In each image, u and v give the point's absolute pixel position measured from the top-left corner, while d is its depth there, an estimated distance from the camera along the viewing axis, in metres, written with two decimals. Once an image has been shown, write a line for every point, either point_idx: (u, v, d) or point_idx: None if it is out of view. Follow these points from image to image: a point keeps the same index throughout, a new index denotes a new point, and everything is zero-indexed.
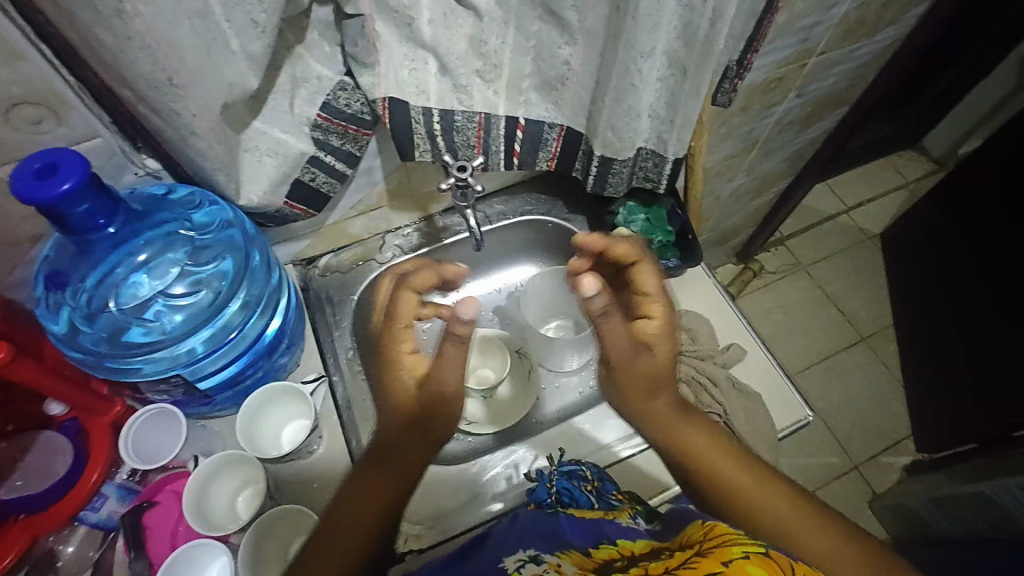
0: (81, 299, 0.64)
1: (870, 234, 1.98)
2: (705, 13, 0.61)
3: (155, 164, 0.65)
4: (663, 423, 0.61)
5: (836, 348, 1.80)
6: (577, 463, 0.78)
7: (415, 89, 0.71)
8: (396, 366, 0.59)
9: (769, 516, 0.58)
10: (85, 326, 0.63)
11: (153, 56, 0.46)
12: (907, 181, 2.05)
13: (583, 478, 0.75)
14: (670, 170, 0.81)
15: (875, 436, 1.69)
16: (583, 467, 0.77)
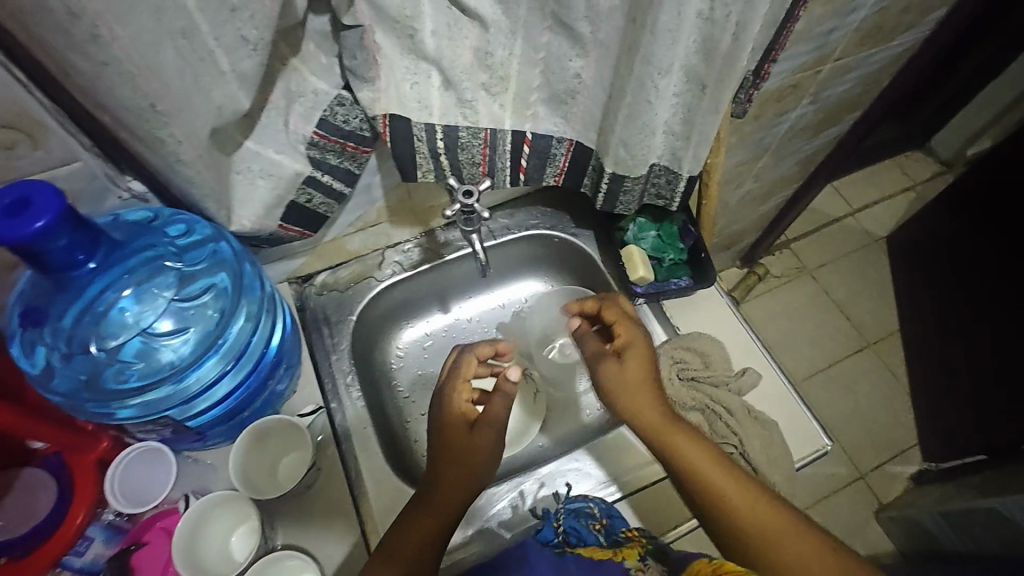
0: (60, 339, 0.59)
1: (876, 237, 1.93)
2: (728, 28, 0.57)
3: (140, 185, 0.62)
4: (652, 426, 0.66)
5: (842, 355, 1.77)
6: (584, 498, 0.74)
7: (417, 105, 0.67)
8: (452, 408, 0.65)
9: (762, 536, 0.60)
10: (65, 368, 0.59)
11: (133, 83, 0.42)
12: (915, 183, 2.00)
13: (591, 515, 0.71)
14: (683, 187, 0.78)
15: (883, 445, 1.67)
16: (590, 502, 0.73)
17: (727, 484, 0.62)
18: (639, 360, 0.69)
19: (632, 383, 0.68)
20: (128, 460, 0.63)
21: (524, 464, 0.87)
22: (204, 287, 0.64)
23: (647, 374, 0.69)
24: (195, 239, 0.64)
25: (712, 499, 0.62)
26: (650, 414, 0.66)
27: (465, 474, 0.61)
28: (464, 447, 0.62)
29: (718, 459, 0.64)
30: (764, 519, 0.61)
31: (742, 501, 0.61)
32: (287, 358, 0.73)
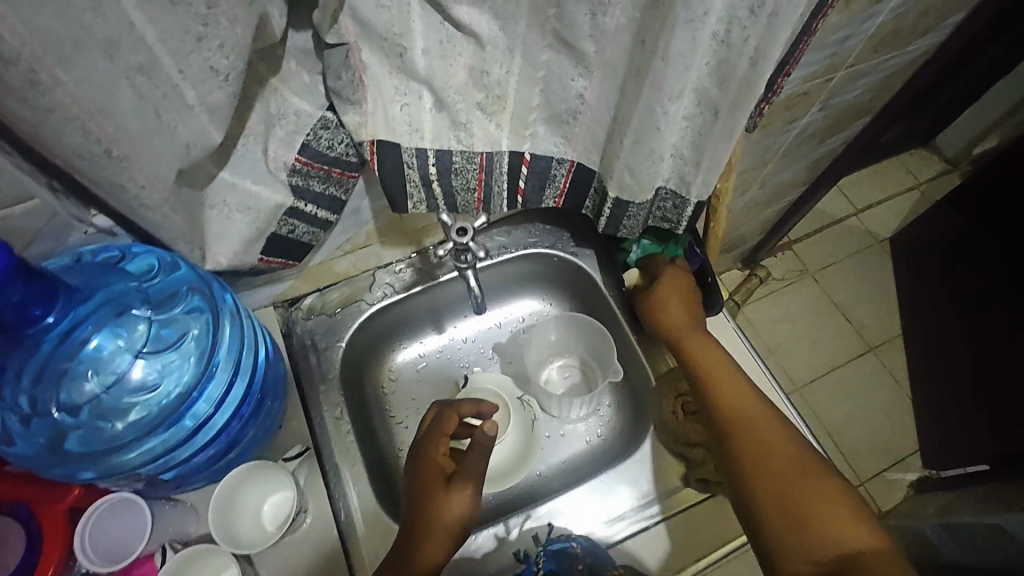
0: (20, 401, 0.54)
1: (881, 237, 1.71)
2: (746, 51, 0.53)
3: (105, 220, 0.57)
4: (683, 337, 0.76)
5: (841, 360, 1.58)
6: (567, 538, 0.71)
7: (408, 128, 0.62)
8: (430, 462, 0.67)
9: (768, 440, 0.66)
10: (27, 431, 0.55)
11: (83, 128, 0.38)
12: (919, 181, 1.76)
13: (573, 556, 0.69)
14: (691, 212, 0.74)
15: (880, 451, 1.48)
16: (573, 542, 0.71)
17: (738, 399, 0.70)
18: (676, 297, 0.79)
19: (661, 299, 0.79)
20: (102, 509, 0.60)
21: (521, 497, 0.83)
22: (178, 330, 0.60)
23: (681, 308, 0.78)
24: (170, 278, 0.61)
25: (727, 411, 0.70)
26: (677, 324, 0.77)
27: (442, 526, 0.62)
28: (443, 498, 0.64)
29: (737, 380, 0.72)
30: (766, 435, 0.67)
31: (752, 416, 0.69)
32: (271, 389, 0.70)
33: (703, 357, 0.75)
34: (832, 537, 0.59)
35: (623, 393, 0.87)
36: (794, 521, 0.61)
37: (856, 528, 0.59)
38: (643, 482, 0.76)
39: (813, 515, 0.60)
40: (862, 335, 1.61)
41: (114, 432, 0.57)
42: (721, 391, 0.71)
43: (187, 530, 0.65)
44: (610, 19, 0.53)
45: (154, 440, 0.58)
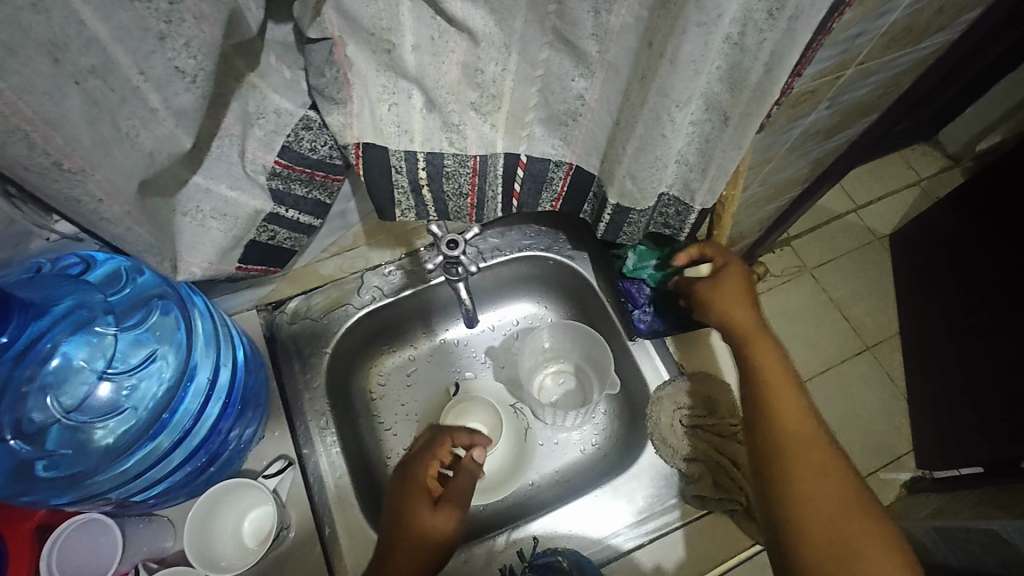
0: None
1: (880, 235, 1.62)
2: (760, 57, 0.49)
3: (69, 227, 0.53)
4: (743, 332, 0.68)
5: (836, 359, 1.49)
6: (552, 552, 0.69)
7: (396, 129, 0.58)
8: (418, 482, 0.65)
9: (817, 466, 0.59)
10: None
11: (28, 141, 0.35)
12: (920, 178, 1.68)
13: (559, 569, 0.66)
14: (695, 218, 0.70)
15: (875, 450, 1.41)
16: (558, 555, 0.68)
17: (792, 411, 0.62)
18: (741, 294, 0.70)
19: (724, 292, 0.70)
20: (68, 532, 0.57)
21: (512, 508, 0.81)
22: (149, 348, 0.57)
23: (740, 305, 0.70)
24: (139, 291, 0.58)
25: (780, 421, 0.62)
26: (737, 319, 0.69)
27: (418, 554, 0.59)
28: (426, 521, 0.62)
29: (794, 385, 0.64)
30: (818, 458, 0.59)
31: (800, 425, 0.61)
32: (253, 394, 0.67)
33: (759, 353, 0.66)
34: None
35: (621, 403, 0.84)
36: (837, 553, 0.55)
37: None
38: (637, 497, 0.74)
39: (859, 553, 0.55)
40: (858, 334, 1.52)
41: (88, 453, 0.54)
42: (777, 396, 0.63)
43: (162, 547, 0.62)
44: (614, 17, 0.49)
45: (129, 460, 0.55)
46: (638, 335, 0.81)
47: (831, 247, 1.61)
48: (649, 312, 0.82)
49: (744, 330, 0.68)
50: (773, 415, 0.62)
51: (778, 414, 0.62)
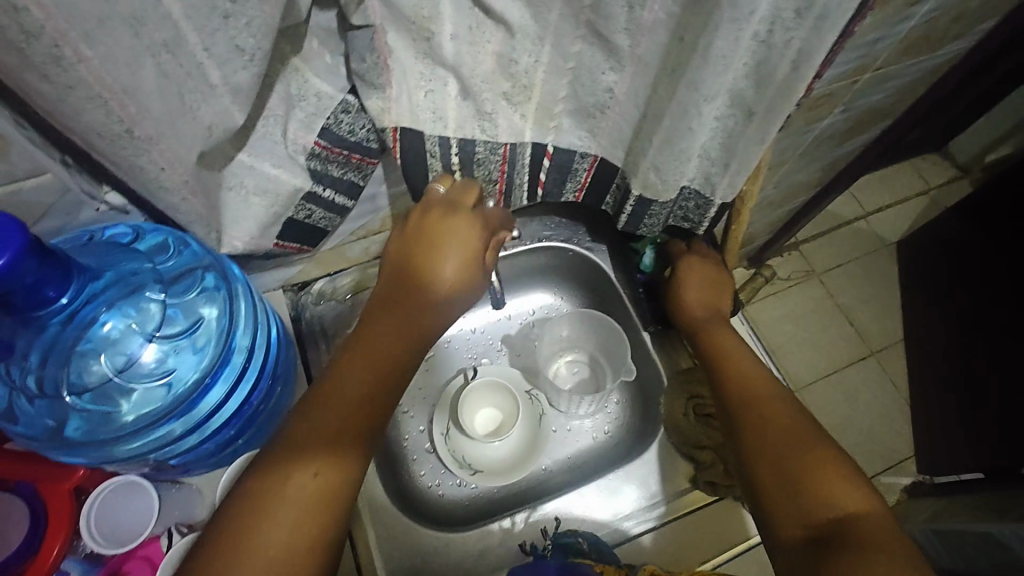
0: (29, 380, 0.54)
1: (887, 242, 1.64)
2: (787, 54, 0.51)
3: (119, 198, 0.56)
4: (705, 326, 0.76)
5: (840, 363, 1.51)
6: (573, 533, 0.71)
7: (431, 115, 0.60)
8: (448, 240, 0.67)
9: (771, 417, 0.62)
10: (37, 413, 0.55)
11: (105, 107, 0.37)
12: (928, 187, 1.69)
13: (578, 550, 0.69)
14: (714, 212, 0.72)
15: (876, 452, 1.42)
16: (579, 537, 0.70)
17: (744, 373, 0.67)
18: (704, 285, 0.79)
19: (687, 281, 0.79)
20: (109, 491, 0.60)
21: (527, 490, 0.83)
22: (191, 321, 0.59)
23: (699, 293, 0.79)
24: (183, 262, 0.60)
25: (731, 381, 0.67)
26: (696, 306, 0.78)
27: (341, 430, 0.52)
28: (355, 391, 0.55)
29: (749, 361, 0.70)
30: (771, 405, 0.63)
31: (760, 390, 0.65)
32: (280, 373, 0.69)
33: (717, 335, 0.74)
34: (829, 498, 0.53)
35: (634, 393, 0.86)
36: (792, 486, 0.55)
37: (851, 495, 0.53)
38: (650, 482, 0.76)
39: (807, 475, 0.55)
40: (863, 339, 1.54)
41: (128, 420, 0.56)
42: (729, 363, 0.70)
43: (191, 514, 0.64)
44: (648, 13, 0.50)
45: (166, 430, 0.57)
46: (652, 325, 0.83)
47: (840, 253, 1.62)
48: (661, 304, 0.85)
49: (698, 318, 0.77)
50: (728, 378, 0.68)
51: (728, 376, 0.68)
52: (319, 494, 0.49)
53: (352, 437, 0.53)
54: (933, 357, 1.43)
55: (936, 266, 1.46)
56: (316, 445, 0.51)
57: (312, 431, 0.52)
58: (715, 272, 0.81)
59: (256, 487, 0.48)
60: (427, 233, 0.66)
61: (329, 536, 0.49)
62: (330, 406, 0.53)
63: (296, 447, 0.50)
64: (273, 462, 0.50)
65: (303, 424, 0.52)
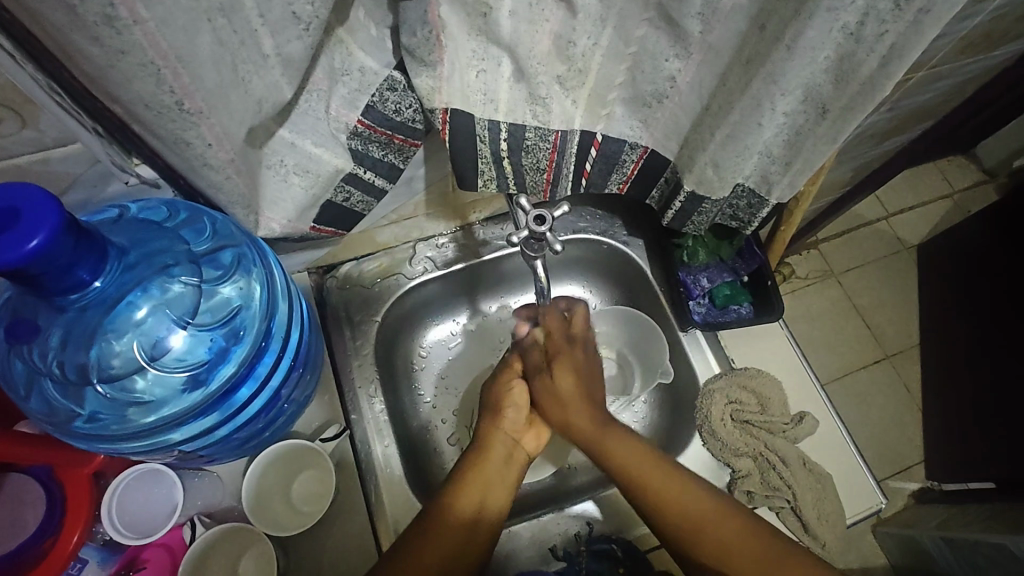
0: (52, 362, 0.52)
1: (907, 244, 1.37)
2: (878, 49, 0.47)
3: (150, 172, 0.51)
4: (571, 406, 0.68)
5: (854, 364, 1.27)
6: (606, 538, 0.71)
7: (482, 97, 0.56)
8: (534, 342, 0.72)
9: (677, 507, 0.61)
10: (59, 396, 0.53)
11: (157, 76, 0.33)
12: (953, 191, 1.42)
13: (613, 559, 0.69)
14: (766, 212, 0.68)
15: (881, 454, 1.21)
16: (612, 543, 0.71)
17: (693, 503, 0.61)
18: (572, 382, 0.69)
19: (563, 397, 0.68)
20: (128, 480, 0.59)
21: (551, 492, 0.80)
22: (227, 312, 0.57)
23: (584, 404, 0.68)
24: (219, 241, 0.58)
25: (671, 520, 0.61)
26: (580, 423, 0.67)
27: (474, 524, 0.62)
28: (499, 481, 0.66)
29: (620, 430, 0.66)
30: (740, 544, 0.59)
31: (652, 473, 0.63)
32: (307, 360, 0.67)
33: (644, 477, 0.63)
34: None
35: (665, 396, 0.83)
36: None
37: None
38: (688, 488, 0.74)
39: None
40: (878, 342, 1.30)
41: (159, 408, 0.55)
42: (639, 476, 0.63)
43: (214, 501, 0.64)
44: None
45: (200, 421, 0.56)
46: (691, 327, 0.80)
47: (859, 253, 1.37)
48: (703, 304, 0.81)
49: (594, 434, 0.66)
50: (664, 516, 0.61)
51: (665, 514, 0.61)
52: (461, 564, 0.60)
53: (484, 534, 0.63)
54: (948, 371, 1.20)
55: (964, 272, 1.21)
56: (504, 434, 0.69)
57: (456, 521, 0.61)
58: (587, 364, 0.71)
59: (406, 559, 0.58)
60: (488, 399, 0.72)
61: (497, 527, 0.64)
62: (479, 479, 0.65)
63: (444, 535, 0.60)
64: (423, 538, 0.60)
65: (454, 501, 0.63)
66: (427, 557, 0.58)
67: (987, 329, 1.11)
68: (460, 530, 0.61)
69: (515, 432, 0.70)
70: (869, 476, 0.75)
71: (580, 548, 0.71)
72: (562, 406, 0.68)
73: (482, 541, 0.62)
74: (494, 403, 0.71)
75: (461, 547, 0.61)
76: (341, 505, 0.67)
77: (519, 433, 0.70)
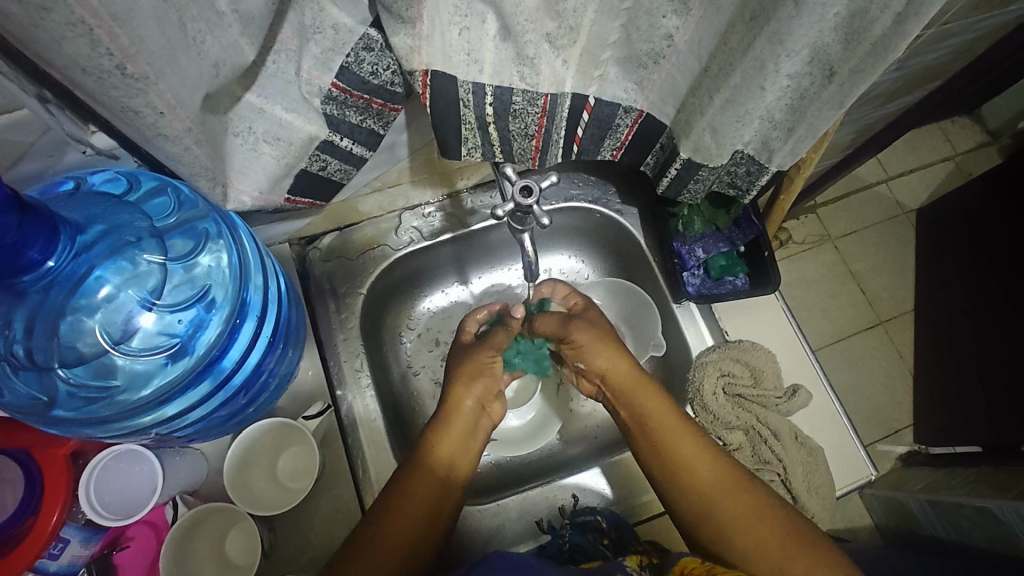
0: (17, 352, 0.50)
1: (908, 208, 1.35)
2: (892, 4, 0.43)
3: (106, 141, 0.48)
4: (620, 383, 0.67)
5: (849, 330, 1.27)
6: (591, 510, 0.70)
7: (466, 57, 0.51)
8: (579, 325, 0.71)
9: (717, 495, 0.60)
10: (25, 385, 0.52)
11: (91, 38, 0.30)
12: (956, 152, 1.38)
13: (598, 530, 0.68)
14: (765, 180, 0.65)
15: (871, 417, 1.21)
16: (598, 515, 0.70)
17: (729, 485, 0.61)
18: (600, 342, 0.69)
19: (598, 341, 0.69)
20: (107, 460, 0.56)
21: (543, 465, 0.80)
22: (196, 290, 0.56)
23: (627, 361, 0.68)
24: (184, 216, 0.57)
25: (687, 484, 0.62)
26: (618, 371, 0.68)
27: (442, 487, 0.64)
28: (464, 445, 0.67)
29: (657, 400, 0.66)
30: (758, 517, 0.58)
31: (696, 461, 0.62)
32: (289, 331, 0.65)
33: (686, 460, 0.62)
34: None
35: (657, 367, 0.82)
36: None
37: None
38: None
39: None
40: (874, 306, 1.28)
41: (132, 391, 0.55)
42: (673, 454, 0.63)
43: (195, 480, 0.63)
44: None
45: (180, 400, 0.56)
46: (685, 298, 0.78)
47: (858, 215, 1.34)
48: (698, 274, 0.78)
49: (632, 390, 0.67)
50: (679, 465, 0.62)
51: (681, 470, 0.62)
52: (427, 529, 0.62)
53: (448, 504, 0.64)
54: (942, 337, 1.19)
55: (960, 238, 1.19)
56: (487, 389, 0.71)
57: (427, 481, 0.63)
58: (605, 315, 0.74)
59: (374, 527, 0.60)
60: (463, 365, 0.71)
61: (459, 482, 0.66)
62: (465, 421, 0.68)
63: (412, 504, 0.62)
64: (396, 508, 0.61)
65: (432, 458, 0.65)
66: (394, 533, 0.60)
67: (982, 297, 1.09)
68: (432, 489, 0.63)
69: (483, 401, 0.70)
70: (859, 447, 0.75)
71: (564, 522, 0.70)
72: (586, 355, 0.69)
73: (450, 495, 0.65)
74: (470, 370, 0.71)
75: (429, 507, 0.62)
76: (329, 482, 0.66)
77: (487, 401, 0.71)
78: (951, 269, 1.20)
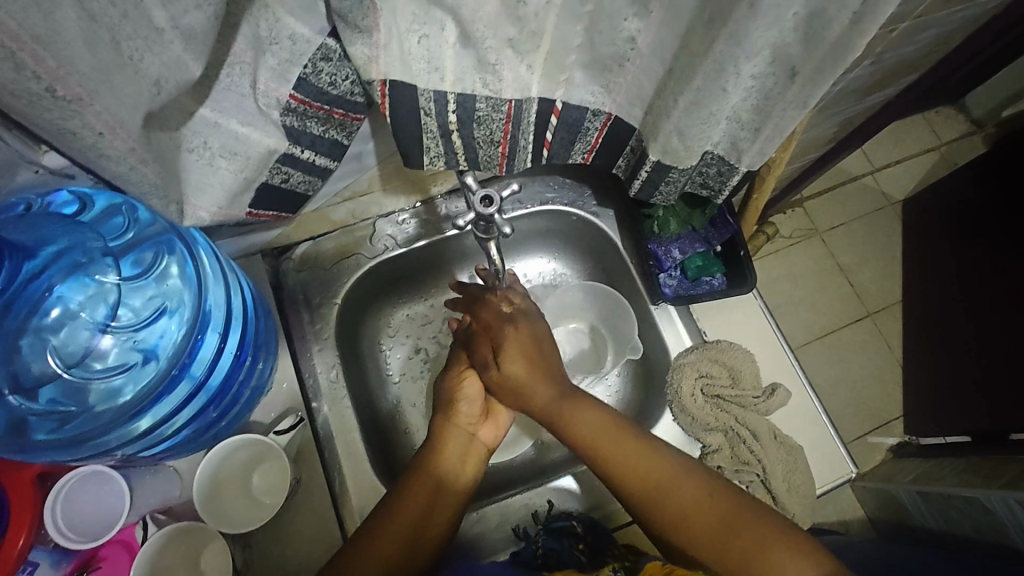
0: None
1: (892, 200, 1.34)
2: (849, 4, 0.42)
3: (57, 160, 0.52)
4: (544, 416, 0.67)
5: (835, 324, 1.26)
6: (567, 516, 0.70)
7: (426, 66, 0.51)
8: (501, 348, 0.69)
9: (667, 498, 0.59)
10: None
11: (14, 61, 0.29)
12: (939, 143, 1.38)
13: (574, 535, 0.68)
14: (737, 180, 0.65)
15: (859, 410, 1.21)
16: (573, 520, 0.69)
17: (678, 485, 0.59)
18: (523, 371, 0.68)
19: (517, 376, 0.68)
20: (73, 482, 0.55)
21: (524, 471, 0.79)
22: (155, 306, 0.57)
23: (543, 385, 0.67)
24: (140, 235, 0.58)
25: (631, 489, 0.60)
26: (535, 397, 0.67)
27: (431, 503, 0.63)
28: (462, 461, 0.68)
29: (586, 409, 0.65)
30: (704, 508, 0.58)
31: (637, 467, 0.61)
32: (259, 342, 0.65)
33: (624, 465, 0.61)
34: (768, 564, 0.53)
35: (637, 369, 0.82)
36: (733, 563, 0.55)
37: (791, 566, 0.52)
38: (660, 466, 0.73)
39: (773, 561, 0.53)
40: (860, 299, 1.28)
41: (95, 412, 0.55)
42: (612, 466, 0.61)
43: (169, 496, 0.62)
44: None
45: (145, 416, 0.56)
46: (662, 300, 0.78)
47: (842, 209, 1.34)
48: (674, 276, 0.78)
49: (550, 406, 0.66)
50: (621, 475, 0.61)
51: (623, 478, 0.61)
52: (415, 548, 0.61)
53: (438, 524, 0.63)
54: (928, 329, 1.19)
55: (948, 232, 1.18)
56: (475, 410, 0.71)
57: (414, 501, 0.62)
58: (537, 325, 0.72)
59: (360, 544, 0.60)
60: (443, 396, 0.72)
61: (455, 496, 0.65)
62: (457, 441, 0.69)
63: (402, 514, 0.61)
64: (381, 527, 0.60)
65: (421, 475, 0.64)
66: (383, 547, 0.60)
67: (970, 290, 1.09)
68: (421, 502, 0.63)
69: (470, 421, 0.70)
70: (841, 445, 0.75)
71: (540, 528, 0.70)
72: (513, 387, 0.68)
73: (443, 513, 0.64)
74: (445, 400, 0.71)
75: (417, 528, 0.61)
76: (304, 494, 0.66)
77: (475, 424, 0.71)
78: (937, 262, 1.20)
